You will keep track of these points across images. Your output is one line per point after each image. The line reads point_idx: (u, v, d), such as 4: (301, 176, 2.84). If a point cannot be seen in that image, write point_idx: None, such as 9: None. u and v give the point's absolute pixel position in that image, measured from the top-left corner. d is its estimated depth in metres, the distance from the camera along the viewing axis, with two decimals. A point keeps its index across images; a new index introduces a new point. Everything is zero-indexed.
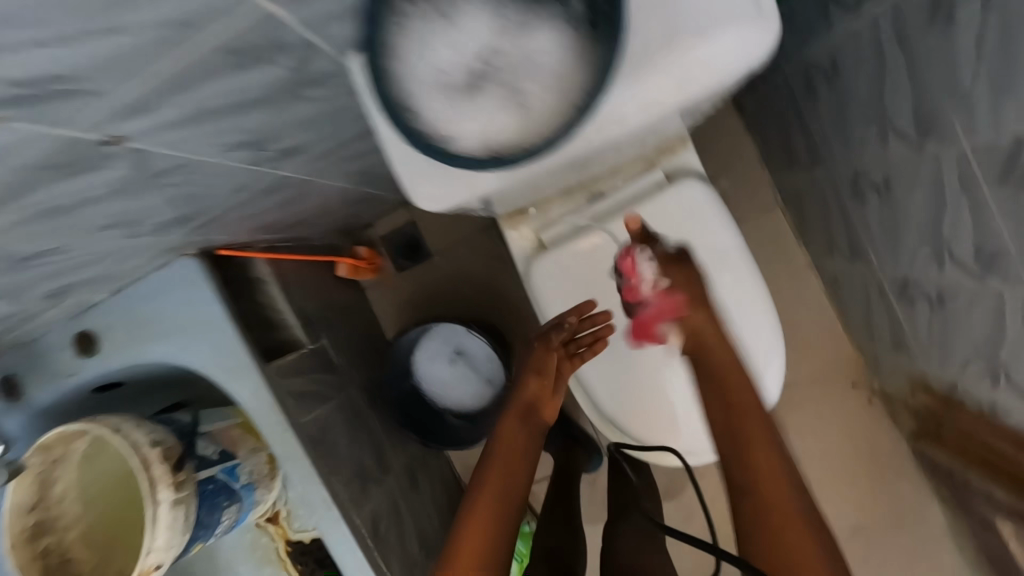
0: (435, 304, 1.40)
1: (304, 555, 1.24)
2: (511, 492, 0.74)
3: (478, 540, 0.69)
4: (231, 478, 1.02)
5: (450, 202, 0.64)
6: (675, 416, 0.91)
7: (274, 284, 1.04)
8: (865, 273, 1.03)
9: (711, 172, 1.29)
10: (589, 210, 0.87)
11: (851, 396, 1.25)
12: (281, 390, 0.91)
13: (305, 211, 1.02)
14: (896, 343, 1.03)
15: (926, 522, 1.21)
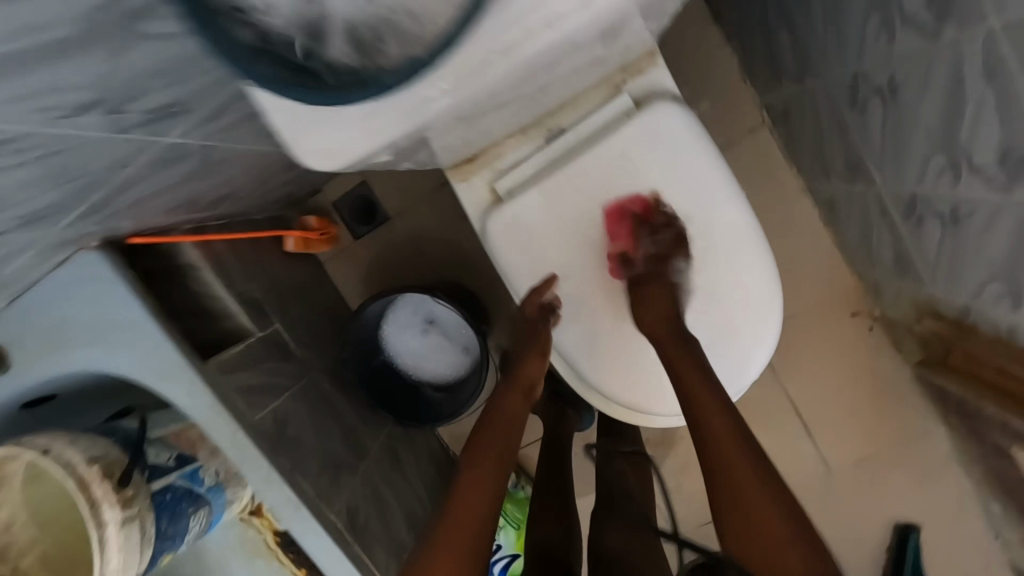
0: (400, 270, 1.29)
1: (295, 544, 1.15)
2: (504, 460, 0.72)
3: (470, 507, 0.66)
4: (194, 483, 0.94)
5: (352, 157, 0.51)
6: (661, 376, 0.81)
7: (208, 270, 0.92)
8: (865, 193, 0.92)
9: (690, 93, 1.15)
10: (549, 149, 0.75)
11: (850, 326, 1.18)
12: (226, 388, 0.82)
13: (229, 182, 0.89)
14: (900, 267, 0.94)
15: (931, 448, 1.16)
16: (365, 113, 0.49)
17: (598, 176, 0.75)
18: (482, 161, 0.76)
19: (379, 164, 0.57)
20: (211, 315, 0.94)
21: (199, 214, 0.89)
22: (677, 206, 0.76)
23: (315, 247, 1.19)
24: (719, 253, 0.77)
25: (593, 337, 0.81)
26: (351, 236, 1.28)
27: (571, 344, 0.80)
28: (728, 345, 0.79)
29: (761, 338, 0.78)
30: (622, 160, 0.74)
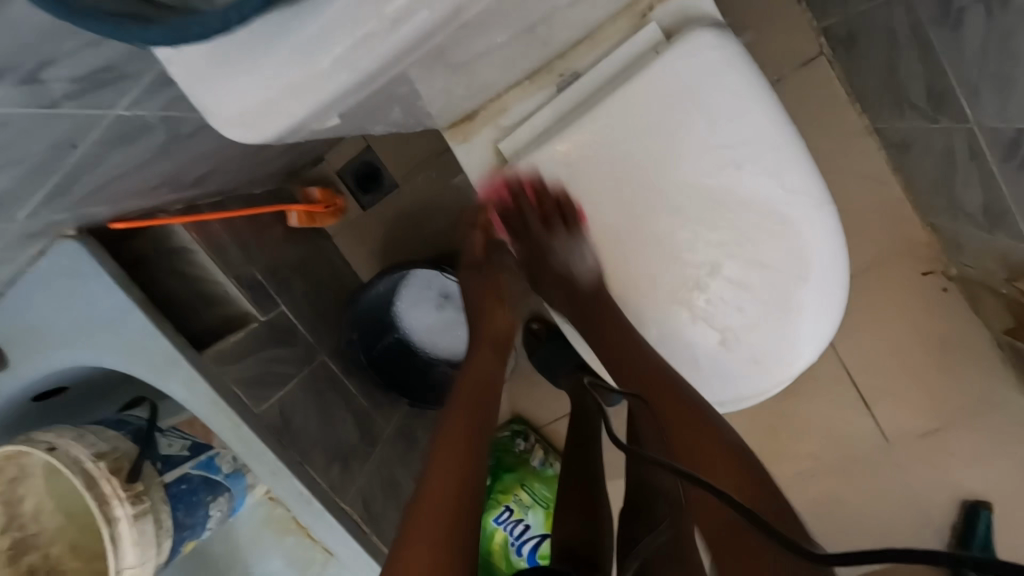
0: (412, 242, 1.21)
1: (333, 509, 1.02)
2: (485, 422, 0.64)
3: (446, 490, 0.55)
4: (210, 472, 0.91)
5: (291, 118, 0.37)
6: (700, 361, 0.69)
7: (203, 252, 0.85)
8: (951, 129, 0.76)
9: (734, 21, 0.98)
10: (561, 98, 0.64)
11: (920, 286, 1.03)
12: (225, 379, 0.77)
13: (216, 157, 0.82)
14: (990, 219, 0.79)
15: (1012, 422, 1.02)
16: (292, 60, 0.35)
17: (623, 130, 0.62)
18: (484, 115, 0.65)
19: (342, 128, 0.48)
20: (211, 300, 0.89)
21: (191, 193, 0.83)
22: (718, 163, 0.63)
23: (321, 220, 1.11)
24: (769, 219, 0.64)
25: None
26: (360, 207, 1.20)
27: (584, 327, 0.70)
28: (777, 328, 0.66)
29: (815, 313, 0.66)
30: (649, 109, 0.61)
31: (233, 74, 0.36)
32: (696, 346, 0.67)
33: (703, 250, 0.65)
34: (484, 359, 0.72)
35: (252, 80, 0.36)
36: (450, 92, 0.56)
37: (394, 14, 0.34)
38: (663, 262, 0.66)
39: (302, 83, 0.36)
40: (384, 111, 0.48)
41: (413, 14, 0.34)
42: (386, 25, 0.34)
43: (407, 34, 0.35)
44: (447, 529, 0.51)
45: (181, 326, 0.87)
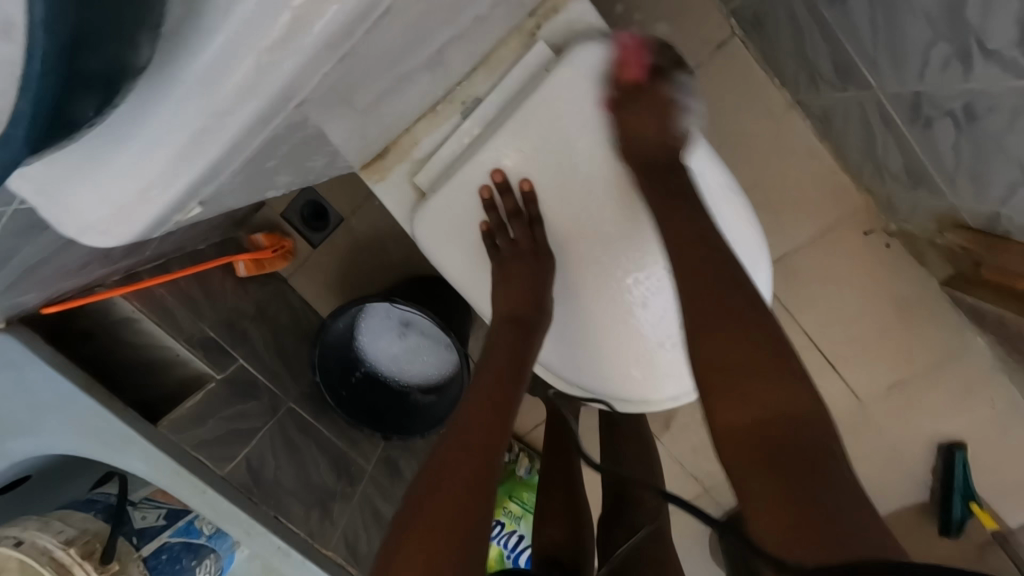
0: (367, 272, 1.22)
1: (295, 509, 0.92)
2: (502, 423, 0.59)
3: (464, 469, 0.54)
4: (191, 536, 0.89)
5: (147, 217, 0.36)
6: (652, 360, 0.70)
7: (148, 320, 0.84)
8: (861, 96, 0.78)
9: (645, 15, 1.00)
10: (469, 125, 0.64)
11: (865, 247, 1.05)
12: (185, 448, 0.76)
13: None
14: (912, 177, 0.81)
15: (972, 364, 1.04)
16: (131, 166, 0.34)
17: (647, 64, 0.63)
18: (396, 153, 0.66)
19: (235, 197, 0.48)
20: (166, 364, 0.88)
21: (128, 264, 0.81)
22: (650, 86, 0.62)
23: (271, 266, 1.10)
24: (627, 53, 0.62)
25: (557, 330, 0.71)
26: (309, 245, 1.20)
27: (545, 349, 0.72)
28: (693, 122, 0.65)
29: None
30: (665, 91, 0.63)
31: (82, 187, 0.35)
32: (639, 348, 0.69)
33: (652, 229, 0.65)
34: (507, 343, 0.65)
35: (81, 194, 0.35)
36: (352, 139, 0.56)
37: (218, 109, 0.32)
38: (596, 271, 0.67)
39: (146, 184, 0.35)
40: (270, 174, 0.48)
41: (242, 106, 0.32)
42: (213, 118, 0.32)
43: (240, 125, 0.33)
44: (452, 520, 0.50)
45: (136, 394, 0.89)
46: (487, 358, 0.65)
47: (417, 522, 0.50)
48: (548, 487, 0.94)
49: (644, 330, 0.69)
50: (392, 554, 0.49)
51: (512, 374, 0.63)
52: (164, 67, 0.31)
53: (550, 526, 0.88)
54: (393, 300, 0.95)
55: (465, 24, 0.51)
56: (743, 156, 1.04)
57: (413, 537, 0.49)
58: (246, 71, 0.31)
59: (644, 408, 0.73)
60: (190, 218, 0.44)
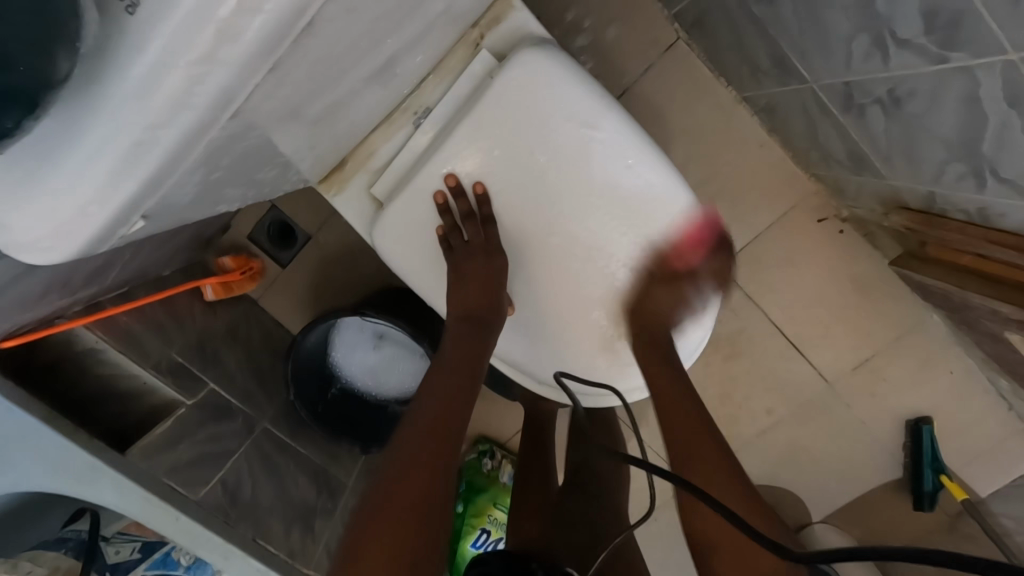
0: (338, 288, 1.22)
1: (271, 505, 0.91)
2: (461, 416, 0.60)
3: (425, 460, 0.55)
4: (168, 568, 0.85)
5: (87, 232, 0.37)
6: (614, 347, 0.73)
7: (113, 349, 0.82)
8: (800, 88, 0.82)
9: (595, 22, 1.03)
10: (423, 134, 0.66)
11: (820, 232, 1.09)
12: (158, 475, 0.75)
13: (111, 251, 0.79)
14: (855, 163, 0.85)
15: (928, 338, 1.08)
16: (67, 182, 0.34)
17: (702, 263, 0.72)
18: (353, 164, 0.67)
19: (184, 210, 0.49)
20: (134, 392, 0.87)
21: (89, 292, 0.80)
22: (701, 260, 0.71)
23: (239, 288, 1.10)
24: (694, 228, 0.69)
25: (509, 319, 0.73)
26: (279, 264, 1.20)
27: (510, 347, 0.74)
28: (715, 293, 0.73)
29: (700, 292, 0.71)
30: (704, 275, 0.72)
31: (17, 203, 0.35)
32: (598, 341, 0.72)
33: (603, 226, 0.67)
34: (465, 338, 0.67)
35: (19, 212, 0.35)
36: (306, 152, 0.57)
37: (152, 122, 0.33)
38: (552, 267, 0.70)
39: (83, 200, 0.35)
40: (217, 185, 0.48)
41: (175, 118, 0.33)
42: (147, 131, 0.33)
43: (174, 136, 0.34)
44: (416, 514, 0.51)
45: (100, 425, 0.87)
46: (446, 358, 0.66)
47: (381, 514, 0.51)
48: (531, 488, 0.96)
49: (602, 320, 0.71)
50: (357, 547, 0.50)
51: (470, 367, 0.65)
52: (97, 83, 0.31)
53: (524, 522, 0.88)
54: (362, 313, 0.96)
55: (410, 36, 0.53)
56: (698, 153, 1.07)
57: (368, 539, 0.50)
58: (176, 83, 0.32)
59: (609, 400, 0.75)
60: (136, 231, 0.44)
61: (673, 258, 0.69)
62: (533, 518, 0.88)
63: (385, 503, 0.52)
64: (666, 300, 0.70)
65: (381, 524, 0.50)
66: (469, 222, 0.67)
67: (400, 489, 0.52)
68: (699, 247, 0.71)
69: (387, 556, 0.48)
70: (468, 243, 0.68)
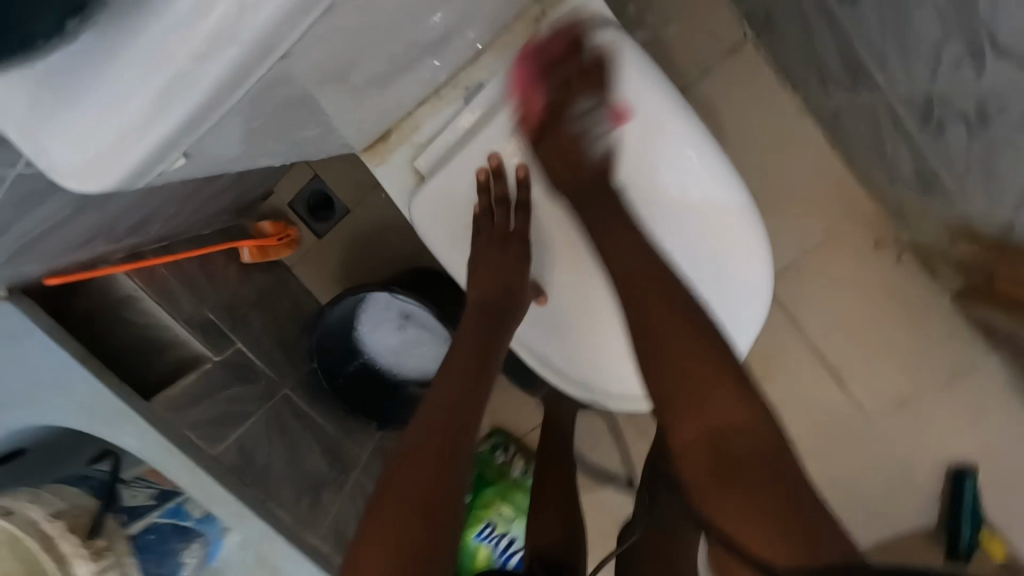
0: (370, 265, 1.22)
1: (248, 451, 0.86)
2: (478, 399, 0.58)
3: (437, 443, 0.53)
4: (180, 518, 0.87)
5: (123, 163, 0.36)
6: None
7: (150, 298, 0.86)
8: (873, 100, 0.77)
9: (658, 17, 1.00)
10: (471, 111, 0.65)
11: (875, 257, 1.03)
12: (180, 427, 0.75)
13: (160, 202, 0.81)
14: (924, 184, 0.79)
15: (983, 381, 1.01)
16: (110, 106, 0.34)
17: (546, 87, 0.62)
18: (398, 136, 0.66)
19: (224, 158, 0.48)
20: (165, 344, 0.88)
21: (133, 240, 0.81)
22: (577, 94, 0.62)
23: (275, 254, 1.10)
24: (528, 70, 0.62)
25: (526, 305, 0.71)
26: (315, 236, 1.21)
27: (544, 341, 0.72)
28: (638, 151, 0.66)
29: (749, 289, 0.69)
30: (582, 97, 0.62)
31: (63, 126, 0.35)
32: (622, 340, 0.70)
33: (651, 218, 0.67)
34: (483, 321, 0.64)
35: (63, 136, 0.35)
36: (354, 113, 0.56)
37: (196, 53, 0.32)
38: (584, 262, 0.69)
39: (123, 129, 0.35)
40: (259, 134, 0.48)
41: (219, 50, 0.32)
42: (190, 62, 0.32)
43: (216, 70, 0.33)
44: (428, 500, 0.49)
45: (128, 379, 0.86)
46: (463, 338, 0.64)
47: (391, 499, 0.50)
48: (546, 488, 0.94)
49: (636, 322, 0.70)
50: (368, 534, 0.49)
51: (488, 348, 0.62)
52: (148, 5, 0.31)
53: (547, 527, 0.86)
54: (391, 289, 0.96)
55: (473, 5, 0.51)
56: (753, 160, 1.03)
57: (379, 525, 0.49)
58: (221, 11, 0.31)
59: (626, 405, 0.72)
60: (175, 172, 0.44)
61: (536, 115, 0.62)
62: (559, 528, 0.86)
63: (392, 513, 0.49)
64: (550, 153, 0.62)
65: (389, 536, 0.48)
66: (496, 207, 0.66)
67: (408, 496, 0.50)
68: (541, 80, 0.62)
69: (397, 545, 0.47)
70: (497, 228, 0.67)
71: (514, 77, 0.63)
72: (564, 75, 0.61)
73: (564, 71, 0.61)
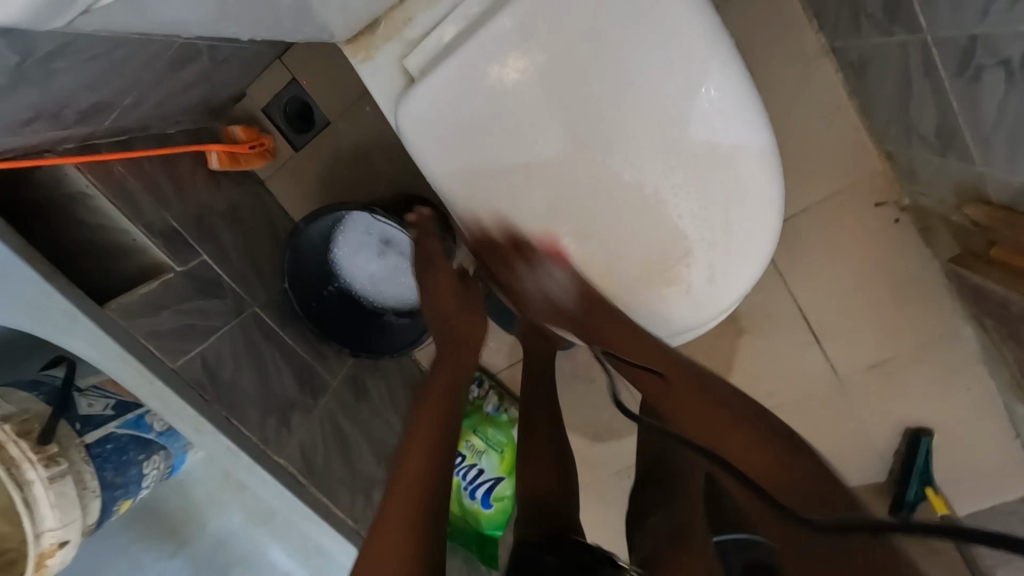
0: (351, 185, 1.15)
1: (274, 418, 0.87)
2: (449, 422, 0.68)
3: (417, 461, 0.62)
4: (141, 430, 0.84)
5: None
6: (654, 297, 0.71)
7: (105, 198, 0.77)
8: (908, 44, 0.72)
9: None
10: (461, 10, 0.64)
11: (874, 218, 1.01)
12: (136, 336, 0.70)
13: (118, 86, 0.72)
14: (943, 142, 0.75)
15: (958, 349, 1.01)
16: None
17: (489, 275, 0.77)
18: (384, 29, 0.65)
19: (167, 10, 0.41)
20: (122, 249, 0.81)
21: (84, 131, 0.73)
22: (507, 258, 0.72)
23: (247, 162, 1.02)
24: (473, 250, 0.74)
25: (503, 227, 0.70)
26: (293, 148, 1.13)
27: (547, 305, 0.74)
28: (635, 104, 0.66)
29: (753, 221, 0.69)
30: (518, 262, 0.72)
31: None
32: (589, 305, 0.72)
33: (655, 153, 0.68)
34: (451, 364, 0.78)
35: None
36: None
37: None
38: (586, 203, 0.69)
39: None
40: None
41: None
42: None
43: None
44: (409, 520, 0.56)
45: (90, 281, 0.82)
46: (435, 384, 0.75)
47: (387, 522, 0.57)
48: (533, 433, 0.95)
49: (625, 254, 0.70)
50: (370, 545, 0.56)
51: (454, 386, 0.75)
52: None
53: (538, 470, 0.87)
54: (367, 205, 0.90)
55: None
56: (766, 105, 0.99)
57: (380, 542, 0.55)
58: None
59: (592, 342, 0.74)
60: (106, 14, 0.37)
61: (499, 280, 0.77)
62: (550, 472, 0.86)
63: (402, 504, 0.58)
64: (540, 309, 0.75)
65: (406, 524, 0.56)
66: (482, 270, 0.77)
67: (415, 489, 0.59)
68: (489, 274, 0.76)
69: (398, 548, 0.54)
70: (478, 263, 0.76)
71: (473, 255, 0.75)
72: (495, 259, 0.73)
73: (496, 261, 0.73)
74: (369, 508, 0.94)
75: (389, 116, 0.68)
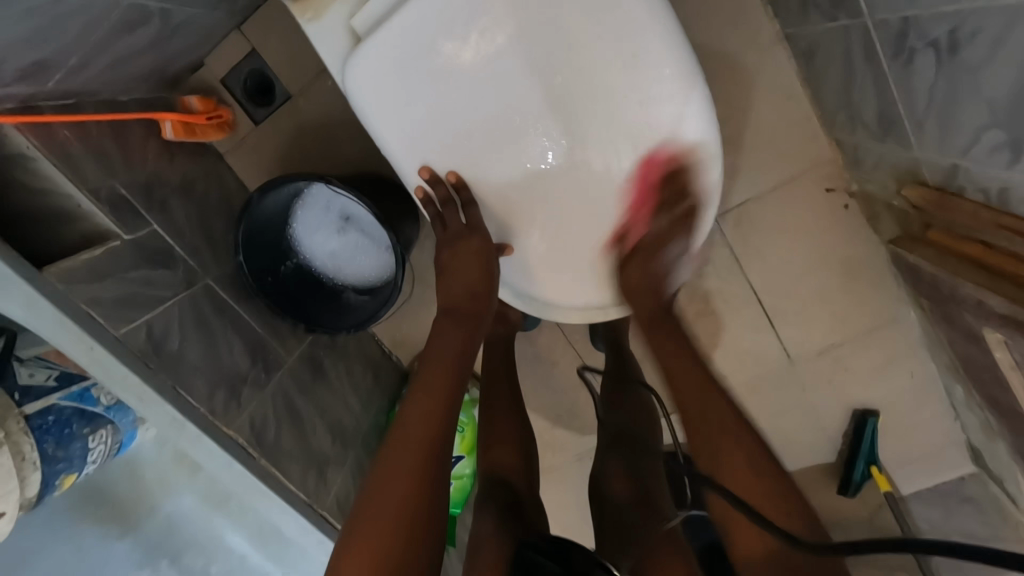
0: (310, 160, 1.13)
1: (259, 401, 0.90)
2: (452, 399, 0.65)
3: (415, 441, 0.59)
4: (86, 403, 0.79)
5: None
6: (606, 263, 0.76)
7: (47, 161, 0.74)
8: (848, 28, 0.74)
9: None
10: None
11: (822, 203, 1.04)
12: (76, 301, 0.68)
13: (65, 47, 0.70)
14: (884, 127, 0.78)
15: (900, 331, 1.05)
16: None
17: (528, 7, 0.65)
18: None
19: None
20: (66, 216, 0.79)
21: (27, 90, 0.70)
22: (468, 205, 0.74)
23: (203, 134, 0.99)
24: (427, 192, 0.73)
25: (462, 194, 0.73)
26: (251, 122, 1.12)
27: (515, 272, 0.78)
28: (576, 72, 0.68)
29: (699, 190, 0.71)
30: (471, 207, 0.74)
31: None
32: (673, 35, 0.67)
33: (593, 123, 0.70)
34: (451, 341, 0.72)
35: None
36: None
37: None
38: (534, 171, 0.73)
39: None
40: None
41: None
42: None
43: None
44: (402, 505, 0.54)
45: (31, 248, 0.79)
46: (435, 349, 0.71)
47: (375, 503, 0.55)
48: (494, 413, 0.97)
49: (531, 17, 0.65)
50: (358, 524, 0.54)
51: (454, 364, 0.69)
52: None
53: (498, 447, 0.92)
54: (315, 175, 0.89)
55: None
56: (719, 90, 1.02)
57: (369, 524, 0.53)
58: None
59: (562, 314, 0.79)
60: None
61: (443, 226, 0.75)
62: (511, 446, 0.91)
63: (399, 483, 0.56)
64: (472, 260, 0.75)
65: (400, 508, 0.54)
66: (442, 224, 0.75)
67: (409, 470, 0.57)
68: (444, 216, 0.74)
69: (390, 524, 0.53)
70: (446, 224, 0.75)
71: (428, 199, 0.73)
72: (457, 201, 0.74)
73: (444, 205, 0.73)
74: (322, 484, 0.94)
75: (337, 75, 0.69)
